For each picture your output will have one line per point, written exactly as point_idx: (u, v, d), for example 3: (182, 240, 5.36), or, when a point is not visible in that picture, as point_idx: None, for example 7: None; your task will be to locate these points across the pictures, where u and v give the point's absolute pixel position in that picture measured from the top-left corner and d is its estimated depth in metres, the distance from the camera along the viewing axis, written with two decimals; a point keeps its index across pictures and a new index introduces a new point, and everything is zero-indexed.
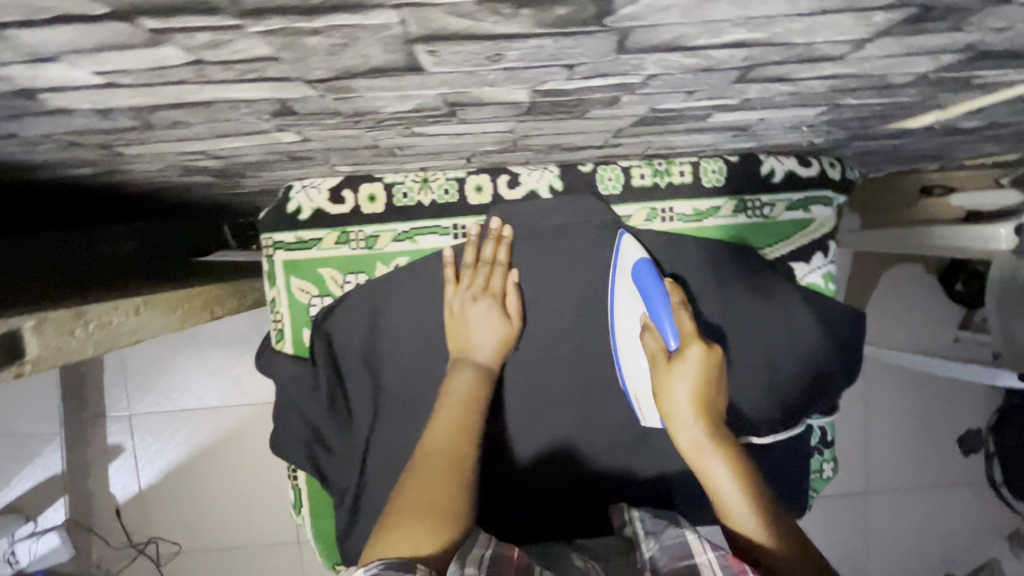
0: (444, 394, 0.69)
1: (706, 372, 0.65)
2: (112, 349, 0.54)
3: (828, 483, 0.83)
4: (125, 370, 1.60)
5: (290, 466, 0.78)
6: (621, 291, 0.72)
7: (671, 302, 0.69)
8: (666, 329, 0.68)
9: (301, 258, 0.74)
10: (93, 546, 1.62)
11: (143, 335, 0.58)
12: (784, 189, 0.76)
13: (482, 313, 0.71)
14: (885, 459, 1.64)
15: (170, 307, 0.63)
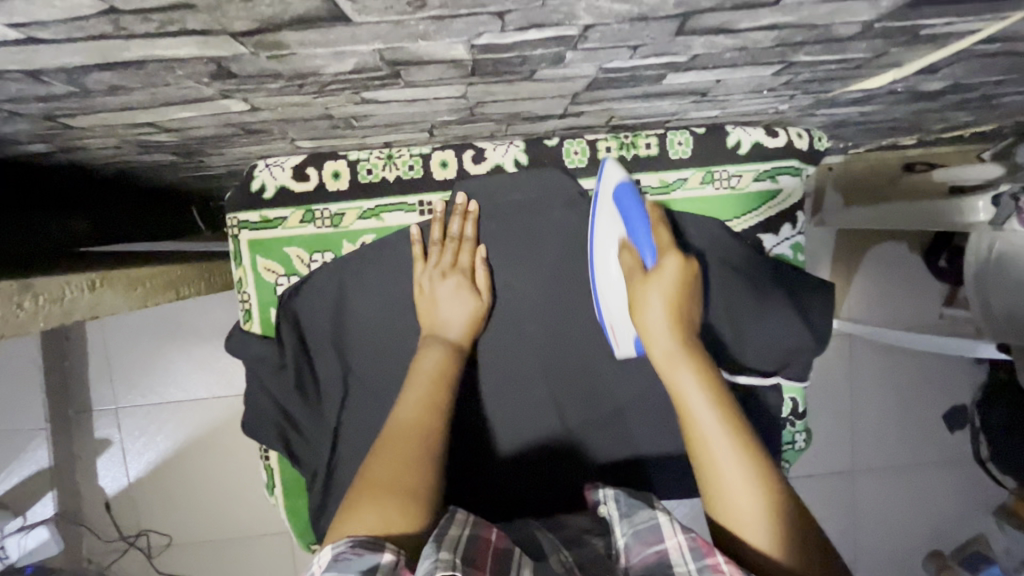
0: (412, 371, 0.66)
1: (680, 288, 0.63)
2: (66, 322, 0.53)
3: (800, 454, 0.81)
4: (110, 364, 1.60)
5: (262, 448, 0.78)
6: (599, 213, 0.70)
7: (649, 220, 0.68)
8: (642, 243, 0.65)
9: (266, 237, 0.73)
10: (84, 539, 1.62)
11: (101, 311, 0.58)
12: (751, 160, 0.75)
13: (452, 287, 0.70)
14: (871, 437, 1.65)
15: (129, 285, 0.62)
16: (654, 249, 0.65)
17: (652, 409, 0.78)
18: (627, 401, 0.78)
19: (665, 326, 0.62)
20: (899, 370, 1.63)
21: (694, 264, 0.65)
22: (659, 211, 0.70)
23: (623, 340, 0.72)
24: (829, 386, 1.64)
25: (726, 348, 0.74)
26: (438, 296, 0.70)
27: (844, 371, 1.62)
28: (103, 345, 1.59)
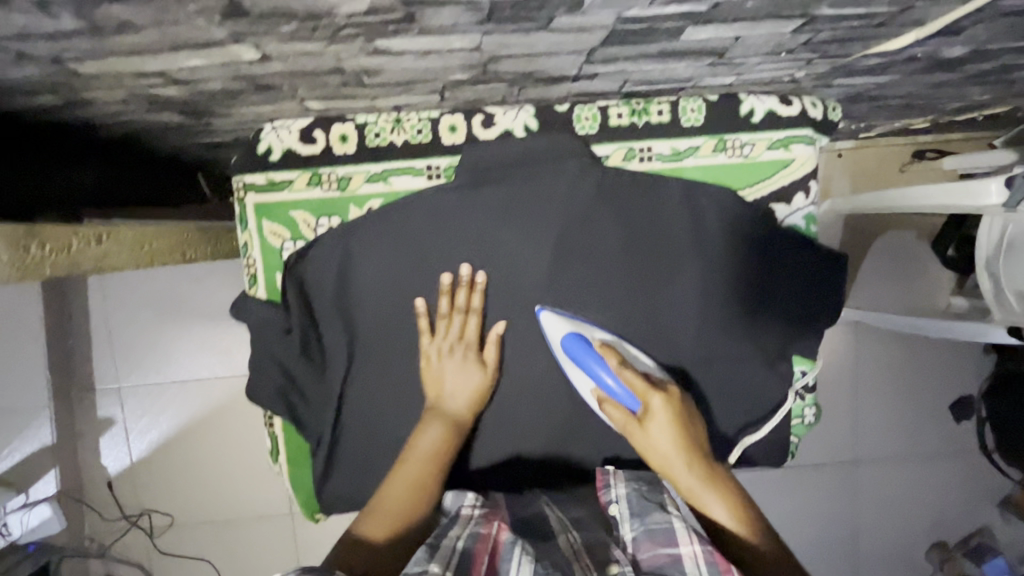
0: (410, 449, 0.66)
1: (675, 419, 0.64)
2: (72, 269, 0.53)
3: (809, 429, 0.80)
4: (114, 343, 1.60)
5: (265, 414, 0.77)
6: (565, 363, 0.72)
7: (611, 364, 0.68)
8: (620, 397, 0.66)
9: (272, 201, 0.72)
10: (86, 517, 1.63)
11: (105, 264, 0.58)
12: (765, 128, 0.73)
13: (452, 370, 0.72)
14: (875, 426, 1.64)
15: (136, 243, 0.62)
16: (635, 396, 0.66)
17: None
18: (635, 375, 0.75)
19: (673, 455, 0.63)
20: (903, 360, 1.62)
21: (675, 389, 0.67)
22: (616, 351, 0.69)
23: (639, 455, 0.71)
24: (834, 374, 1.63)
25: (735, 320, 0.74)
26: (441, 376, 0.72)
27: (849, 359, 1.62)
28: (106, 323, 1.59)
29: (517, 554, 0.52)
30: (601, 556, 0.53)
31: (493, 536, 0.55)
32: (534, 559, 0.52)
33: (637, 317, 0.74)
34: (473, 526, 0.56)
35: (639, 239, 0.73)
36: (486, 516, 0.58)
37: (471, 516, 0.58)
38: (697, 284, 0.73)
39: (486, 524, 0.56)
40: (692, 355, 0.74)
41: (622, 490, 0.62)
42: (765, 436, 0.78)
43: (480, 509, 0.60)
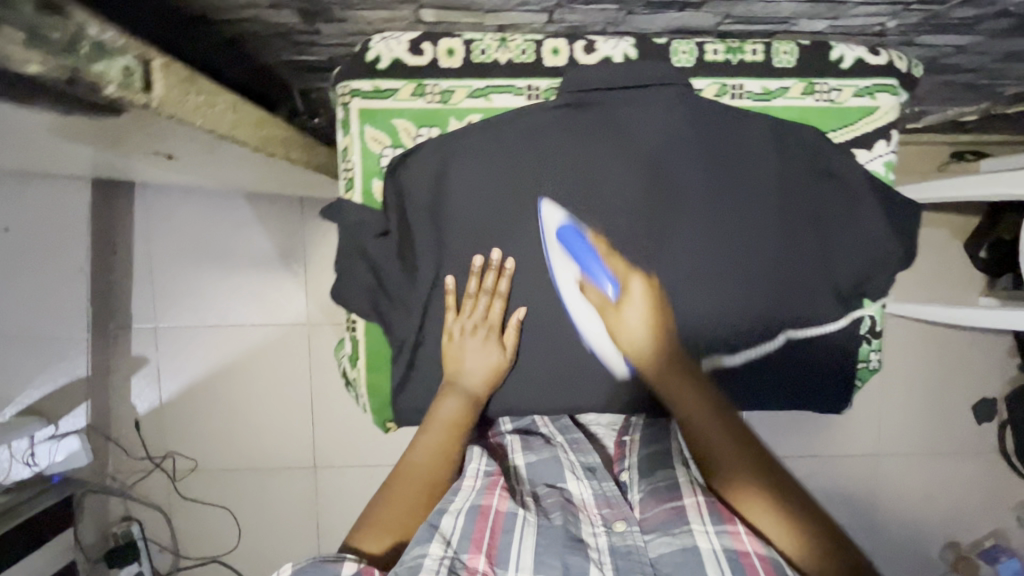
0: (429, 420, 0.70)
1: (649, 300, 0.73)
2: (205, 132, 0.55)
3: (874, 373, 0.84)
4: (154, 283, 1.61)
5: (348, 316, 0.80)
6: (554, 260, 0.74)
7: (598, 253, 0.74)
8: (601, 276, 0.73)
9: (376, 108, 0.74)
10: (111, 454, 1.64)
11: (229, 138, 0.59)
12: (852, 75, 0.77)
13: (474, 350, 0.73)
14: (897, 421, 1.61)
15: (256, 123, 0.65)
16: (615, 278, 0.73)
17: (736, 321, 0.76)
18: (717, 312, 0.76)
19: (644, 335, 0.72)
20: (941, 355, 1.59)
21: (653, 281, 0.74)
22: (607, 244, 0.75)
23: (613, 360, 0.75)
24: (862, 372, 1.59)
25: (810, 257, 0.76)
26: (462, 355, 0.73)
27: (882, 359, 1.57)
28: (148, 263, 1.61)
29: (517, 527, 0.59)
30: (612, 508, 0.65)
31: (492, 506, 0.61)
32: (535, 523, 0.61)
33: (717, 246, 0.76)
34: (473, 497, 0.62)
35: (724, 171, 0.76)
36: (487, 483, 0.64)
37: (473, 482, 0.65)
38: (779, 219, 0.76)
39: (486, 495, 0.62)
40: (765, 290, 0.76)
41: (634, 457, 0.72)
42: (833, 375, 0.82)
43: (484, 477, 0.65)
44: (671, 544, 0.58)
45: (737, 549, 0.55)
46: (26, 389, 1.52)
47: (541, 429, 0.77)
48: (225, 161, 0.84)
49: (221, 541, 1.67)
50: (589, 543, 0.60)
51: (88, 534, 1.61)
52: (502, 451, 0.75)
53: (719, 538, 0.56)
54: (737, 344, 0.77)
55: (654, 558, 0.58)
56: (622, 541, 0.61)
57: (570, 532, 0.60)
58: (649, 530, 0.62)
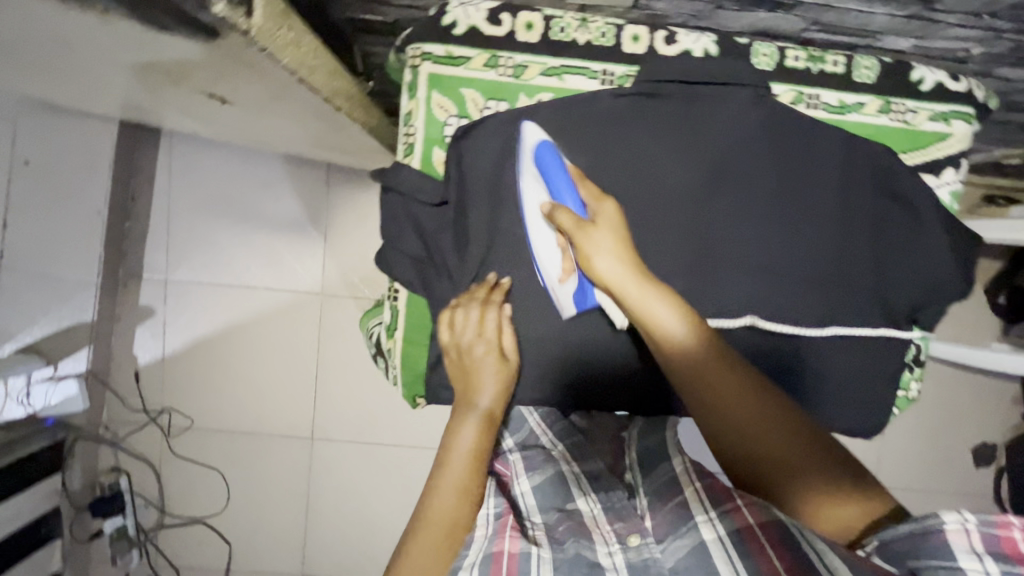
0: (446, 455, 0.63)
1: (622, 227, 0.61)
2: (289, 71, 0.60)
3: (912, 402, 0.83)
4: (170, 234, 1.57)
5: (390, 284, 0.79)
6: (525, 180, 0.67)
7: (570, 177, 0.64)
8: (571, 201, 0.63)
9: (446, 74, 0.72)
10: (107, 402, 1.61)
11: (305, 83, 0.64)
12: (929, 99, 0.76)
13: (489, 370, 0.67)
14: (900, 457, 1.55)
15: (330, 73, 0.70)
16: (583, 204, 0.63)
17: (789, 334, 0.74)
18: (768, 326, 0.74)
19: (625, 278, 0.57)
20: (954, 395, 1.55)
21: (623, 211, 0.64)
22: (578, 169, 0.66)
23: (565, 298, 0.68)
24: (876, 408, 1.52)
25: (867, 277, 0.75)
26: (478, 377, 0.68)
27: None
28: (166, 212, 1.57)
29: (536, 569, 0.48)
30: (626, 521, 0.56)
31: (504, 549, 0.50)
32: (550, 558, 0.50)
33: (775, 255, 0.74)
34: (485, 544, 0.52)
35: (792, 180, 0.74)
36: (498, 525, 0.54)
37: (481, 528, 0.55)
38: (841, 236, 0.75)
39: (497, 540, 0.52)
40: (819, 306, 0.74)
41: (635, 452, 0.66)
42: (876, 407, 0.78)
43: (494, 521, 0.55)
44: (682, 549, 0.50)
45: (738, 527, 0.48)
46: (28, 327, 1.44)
47: (542, 439, 0.69)
48: (280, 111, 0.81)
49: (210, 502, 1.62)
50: (606, 566, 0.50)
51: (76, 481, 1.55)
52: (508, 473, 0.66)
53: (724, 524, 0.50)
54: (790, 354, 0.74)
55: (672, 566, 0.50)
56: (638, 554, 0.52)
57: (586, 558, 0.50)
58: (660, 538, 0.53)
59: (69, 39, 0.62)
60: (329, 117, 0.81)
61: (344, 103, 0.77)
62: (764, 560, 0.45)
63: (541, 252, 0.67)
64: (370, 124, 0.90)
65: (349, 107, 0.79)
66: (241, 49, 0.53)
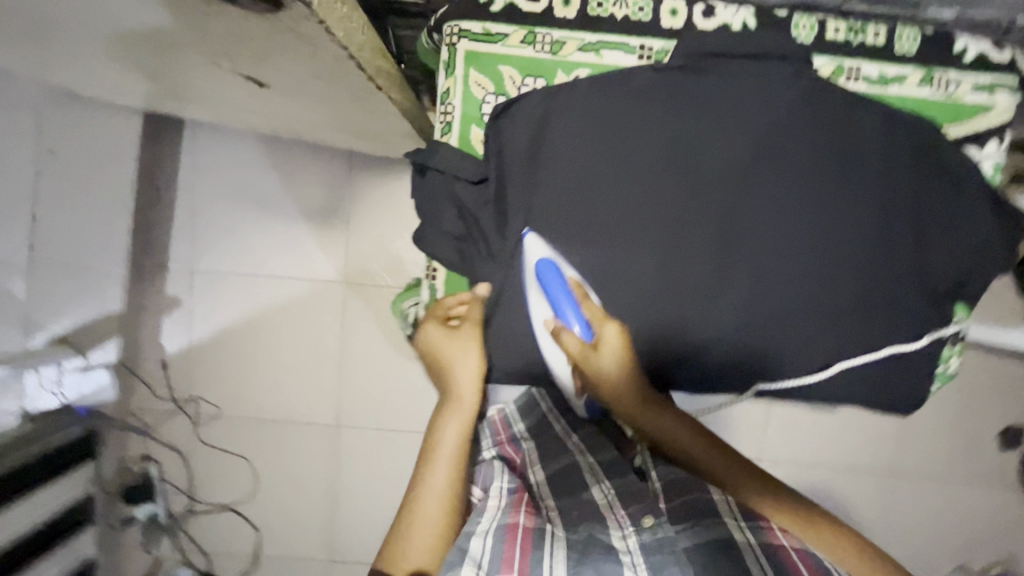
0: (431, 450, 0.69)
1: (625, 347, 0.67)
2: (341, 48, 0.64)
3: (950, 377, 0.84)
4: (192, 222, 1.55)
5: (428, 263, 0.82)
6: (532, 290, 0.71)
7: (574, 297, 0.68)
8: (578, 324, 0.67)
9: (483, 52, 0.73)
10: (136, 391, 1.59)
11: (357, 57, 0.68)
12: (971, 69, 0.76)
13: (461, 352, 0.72)
14: (956, 451, 1.44)
15: (376, 52, 0.73)
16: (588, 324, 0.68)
17: (825, 311, 0.75)
18: (805, 300, 0.74)
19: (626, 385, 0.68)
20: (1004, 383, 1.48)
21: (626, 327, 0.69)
22: (582, 287, 0.69)
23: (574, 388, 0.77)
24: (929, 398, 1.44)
25: (908, 251, 0.74)
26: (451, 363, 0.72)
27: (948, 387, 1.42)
28: (189, 198, 1.55)
29: (546, 541, 0.58)
30: (642, 504, 0.61)
31: (519, 522, 0.61)
32: (562, 538, 0.59)
33: (814, 229, 0.74)
34: (500, 517, 0.62)
35: (831, 152, 0.73)
36: (512, 504, 0.65)
37: (497, 505, 0.66)
38: (882, 211, 0.74)
39: (511, 514, 0.62)
40: (856, 279, 0.75)
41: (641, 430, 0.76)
42: (914, 380, 0.80)
43: (507, 500, 0.66)
44: (704, 535, 0.58)
45: (776, 543, 0.60)
46: (59, 318, 1.52)
47: (554, 425, 0.78)
48: (317, 90, 0.82)
49: (237, 489, 1.62)
50: (620, 548, 0.56)
51: (107, 468, 1.58)
52: (518, 458, 0.77)
53: (755, 533, 0.60)
54: (827, 330, 0.75)
55: (688, 549, 0.56)
56: (653, 535, 0.57)
57: (599, 538, 0.58)
58: (678, 521, 0.60)
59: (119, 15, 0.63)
60: (368, 96, 0.83)
61: (385, 82, 0.79)
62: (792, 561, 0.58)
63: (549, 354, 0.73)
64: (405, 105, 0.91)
65: (389, 86, 0.81)
66: (300, 23, 0.57)
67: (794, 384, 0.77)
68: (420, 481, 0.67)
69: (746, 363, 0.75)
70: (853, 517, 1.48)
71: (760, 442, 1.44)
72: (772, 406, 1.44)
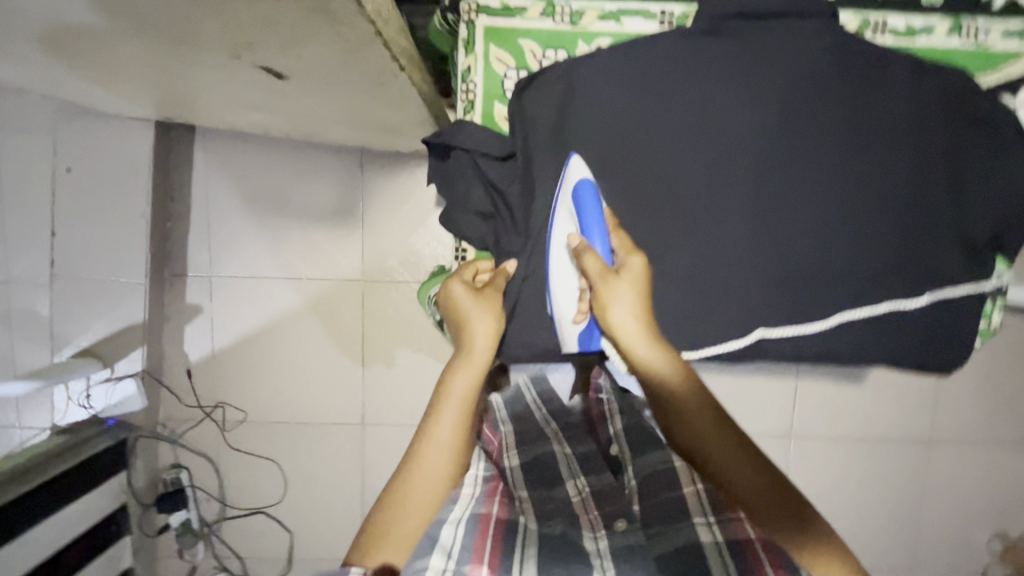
0: (441, 398, 0.66)
1: (645, 280, 0.64)
2: (369, 22, 0.62)
3: (995, 332, 0.83)
4: (210, 230, 1.56)
5: (458, 244, 0.86)
6: (560, 213, 0.71)
7: (604, 224, 0.68)
8: (600, 246, 0.67)
9: (503, 27, 0.75)
10: (163, 400, 1.59)
11: (382, 35, 0.66)
12: (1002, 16, 0.74)
13: (484, 301, 0.71)
14: (1006, 414, 1.40)
15: (399, 29, 0.72)
16: (611, 252, 0.68)
17: (861, 271, 0.74)
18: (839, 262, 0.74)
19: (632, 326, 0.62)
20: None
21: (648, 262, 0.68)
22: (613, 219, 0.70)
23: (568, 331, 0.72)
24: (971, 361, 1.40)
25: (944, 205, 0.73)
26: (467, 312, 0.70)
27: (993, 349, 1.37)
28: (206, 206, 1.56)
29: (518, 540, 0.58)
30: (614, 506, 0.66)
31: (493, 514, 0.60)
32: (533, 534, 0.59)
33: (848, 188, 0.73)
34: (473, 505, 0.61)
35: (864, 109, 0.72)
36: (486, 490, 0.64)
37: (470, 489, 0.63)
38: (916, 165, 0.73)
39: (485, 504, 0.61)
40: (893, 238, 0.74)
41: (617, 426, 0.84)
42: (959, 337, 0.79)
43: (482, 484, 0.64)
44: (670, 542, 0.58)
45: (741, 538, 0.56)
46: (81, 333, 1.50)
47: (536, 415, 0.87)
48: (337, 78, 0.82)
49: (270, 492, 1.62)
50: (591, 548, 0.59)
51: (140, 478, 1.57)
52: (495, 441, 0.80)
53: (724, 530, 0.58)
54: (864, 290, 0.75)
55: (658, 554, 0.58)
56: (625, 539, 0.60)
57: (573, 539, 0.59)
58: (651, 523, 0.63)
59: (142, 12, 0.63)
60: (389, 81, 0.82)
61: (406, 64, 0.79)
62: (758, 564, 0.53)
63: (556, 277, 0.71)
64: (425, 90, 0.92)
65: (411, 70, 0.81)
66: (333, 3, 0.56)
67: (795, 332, 0.76)
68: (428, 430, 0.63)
69: (782, 328, 0.75)
70: (902, 490, 1.44)
71: (792, 417, 1.41)
72: (811, 379, 1.40)
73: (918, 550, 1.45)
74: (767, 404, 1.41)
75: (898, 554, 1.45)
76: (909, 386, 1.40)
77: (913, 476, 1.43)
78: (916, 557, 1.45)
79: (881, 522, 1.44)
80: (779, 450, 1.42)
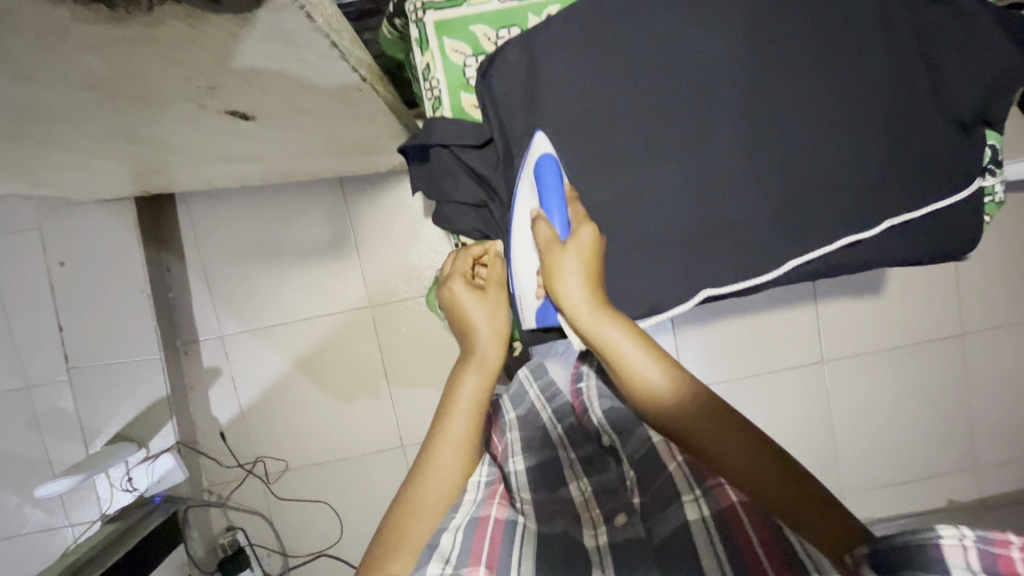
0: (451, 404, 0.69)
1: (594, 250, 0.68)
2: (324, 36, 0.62)
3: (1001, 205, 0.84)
4: (211, 291, 1.56)
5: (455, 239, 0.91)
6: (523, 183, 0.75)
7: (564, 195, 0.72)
8: (557, 216, 0.71)
9: (452, 18, 0.77)
10: (202, 468, 1.59)
11: (339, 47, 0.66)
12: None
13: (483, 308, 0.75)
14: None
15: (354, 39, 0.72)
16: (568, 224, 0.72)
17: (859, 171, 0.76)
18: (830, 171, 0.76)
19: (576, 282, 0.66)
20: None
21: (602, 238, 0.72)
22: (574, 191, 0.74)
23: (527, 309, 0.77)
24: (987, 243, 1.39)
25: (920, 89, 0.76)
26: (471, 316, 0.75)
27: (998, 229, 1.38)
28: (202, 268, 1.56)
29: (515, 542, 0.57)
30: (616, 503, 0.66)
31: (492, 515, 0.59)
32: (531, 534, 0.59)
33: (829, 96, 0.75)
34: (472, 510, 0.60)
35: (822, 16, 0.74)
36: (487, 494, 0.63)
37: (473, 496, 0.63)
38: (888, 57, 0.75)
39: (484, 507, 0.61)
40: (881, 135, 0.76)
41: (599, 412, 0.76)
42: (966, 218, 0.80)
43: (483, 489, 0.64)
44: (666, 528, 0.57)
45: (724, 504, 0.54)
46: (110, 421, 1.51)
47: (542, 416, 0.83)
48: (304, 106, 0.82)
49: (326, 534, 1.60)
50: (590, 548, 0.59)
51: (199, 548, 1.55)
52: (500, 446, 0.77)
53: (708, 501, 0.55)
54: (861, 191, 0.76)
55: (659, 539, 0.56)
56: (625, 533, 0.60)
57: (575, 538, 0.60)
58: (648, 518, 0.60)
59: (100, 79, 0.63)
60: (355, 97, 0.83)
61: (368, 77, 0.80)
62: (744, 537, 0.51)
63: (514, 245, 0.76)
64: (391, 98, 0.93)
65: (373, 81, 0.82)
66: (288, 16, 0.56)
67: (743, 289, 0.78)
68: (439, 437, 0.66)
69: (792, 246, 0.76)
70: (948, 388, 1.42)
71: (820, 344, 1.41)
72: (830, 300, 1.40)
73: (974, 445, 1.44)
74: (795, 338, 1.40)
75: (956, 454, 1.44)
76: (929, 288, 1.40)
77: (954, 370, 1.42)
78: (978, 449, 1.44)
79: (931, 426, 1.43)
80: (816, 380, 1.41)
